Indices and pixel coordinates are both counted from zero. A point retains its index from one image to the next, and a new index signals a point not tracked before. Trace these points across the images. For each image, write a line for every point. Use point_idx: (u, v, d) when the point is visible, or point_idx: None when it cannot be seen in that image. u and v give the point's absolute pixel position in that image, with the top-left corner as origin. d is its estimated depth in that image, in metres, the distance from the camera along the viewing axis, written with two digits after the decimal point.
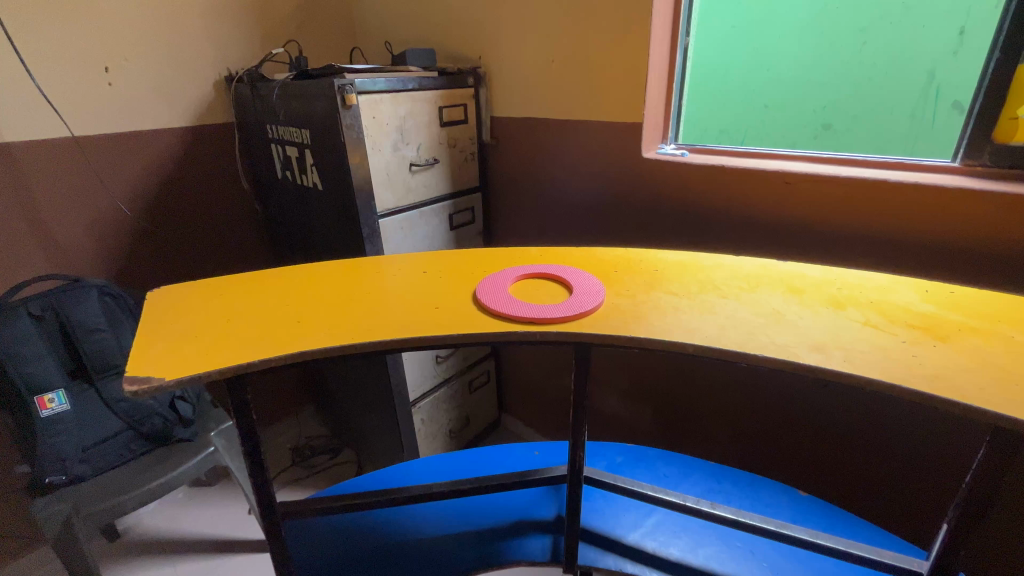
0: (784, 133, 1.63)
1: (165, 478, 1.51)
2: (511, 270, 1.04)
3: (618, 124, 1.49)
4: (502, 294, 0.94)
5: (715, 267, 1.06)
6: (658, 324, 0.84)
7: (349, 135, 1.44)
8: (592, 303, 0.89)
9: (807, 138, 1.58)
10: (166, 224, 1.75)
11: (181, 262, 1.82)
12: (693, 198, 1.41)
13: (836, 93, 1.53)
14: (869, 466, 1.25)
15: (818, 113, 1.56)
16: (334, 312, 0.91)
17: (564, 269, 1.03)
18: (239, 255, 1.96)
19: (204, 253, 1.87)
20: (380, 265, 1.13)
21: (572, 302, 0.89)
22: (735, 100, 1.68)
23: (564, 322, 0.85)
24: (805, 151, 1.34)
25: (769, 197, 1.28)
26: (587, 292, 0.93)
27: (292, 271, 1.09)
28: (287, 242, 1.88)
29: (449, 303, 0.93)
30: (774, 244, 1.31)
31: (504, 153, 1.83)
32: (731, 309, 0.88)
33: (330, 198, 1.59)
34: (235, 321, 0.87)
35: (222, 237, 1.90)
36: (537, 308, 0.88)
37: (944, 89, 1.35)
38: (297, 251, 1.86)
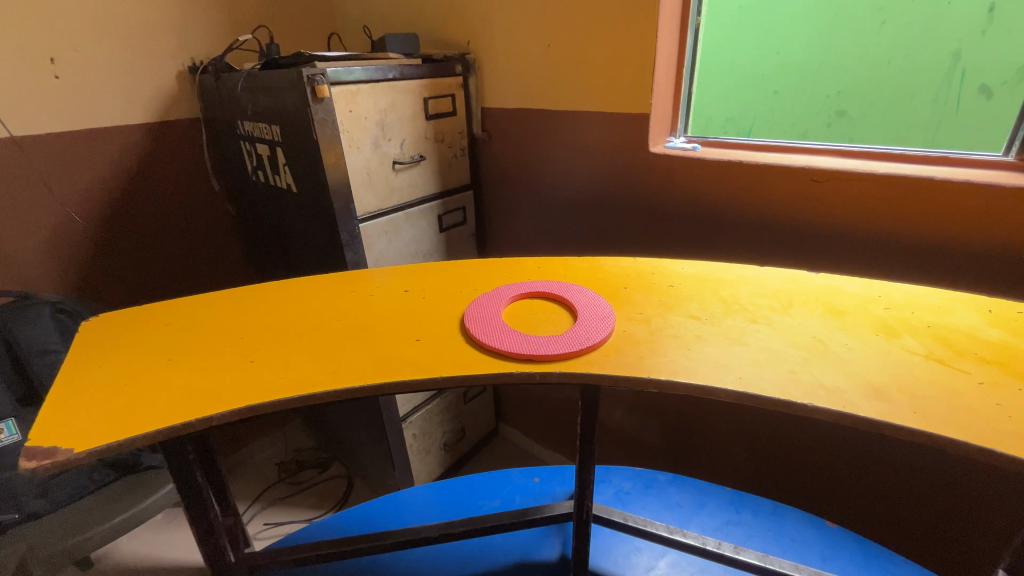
0: (794, 121, 1.47)
1: (137, 509, 1.38)
2: (503, 290, 0.90)
3: (623, 115, 1.34)
4: (493, 322, 0.80)
5: (739, 281, 0.93)
6: (678, 360, 0.70)
7: (323, 131, 1.29)
8: (601, 332, 0.76)
9: (820, 127, 1.44)
10: (128, 231, 1.60)
11: (147, 272, 1.67)
12: (707, 199, 1.27)
13: (849, 79, 1.37)
14: (903, 494, 1.13)
15: (831, 99, 1.41)
16: (295, 347, 0.77)
17: (567, 288, 0.89)
18: (212, 262, 1.81)
19: (172, 261, 1.71)
20: (357, 281, 0.99)
21: (578, 333, 0.75)
22: (743, 83, 1.50)
23: (568, 358, 0.72)
24: (831, 143, 1.20)
25: (796, 197, 1.14)
26: (595, 318, 0.79)
27: (254, 291, 0.95)
28: (263, 247, 1.73)
29: (432, 334, 0.79)
30: (800, 250, 1.17)
31: (497, 148, 1.68)
32: (764, 337, 0.74)
33: (305, 202, 1.44)
34: (175, 364, 0.74)
35: (192, 243, 1.74)
36: (537, 341, 0.74)
37: (971, 71, 1.21)
38: (273, 256, 1.71)
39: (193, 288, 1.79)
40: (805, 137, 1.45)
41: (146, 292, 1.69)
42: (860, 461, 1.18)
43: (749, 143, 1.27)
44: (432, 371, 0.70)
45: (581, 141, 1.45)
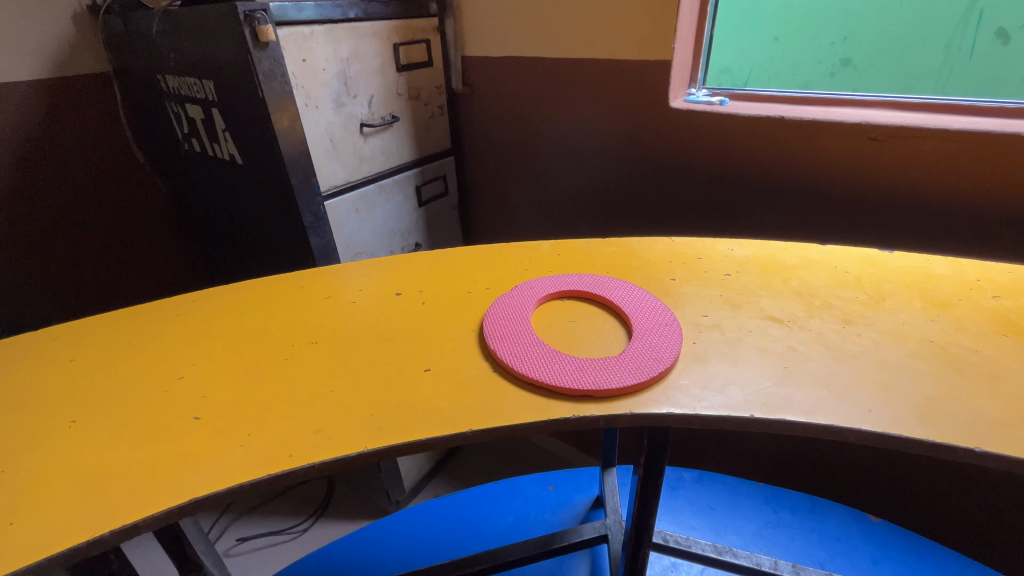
0: (794, 70, 1.15)
1: None
2: (526, 288, 0.71)
3: (638, 63, 1.13)
4: (523, 338, 0.61)
5: (805, 266, 0.77)
6: (780, 385, 0.53)
7: (270, 87, 1.02)
8: (670, 350, 0.57)
9: (820, 78, 1.12)
10: (31, 219, 1.28)
11: (67, 269, 1.37)
12: (739, 160, 1.07)
13: (860, 21, 1.04)
14: (949, 498, 1.02)
15: (834, 47, 1.09)
16: (258, 390, 0.55)
17: (606, 285, 0.71)
18: (149, 252, 1.50)
19: (94, 251, 1.40)
20: (331, 283, 0.77)
21: (642, 353, 0.57)
22: (734, 20, 1.17)
23: (636, 391, 0.53)
24: (875, 94, 1.03)
25: (849, 159, 0.95)
26: (656, 330, 0.61)
27: (196, 305, 0.72)
28: (209, 233, 1.45)
29: (445, 360, 0.59)
30: (846, 220, 1.00)
31: (482, 106, 1.44)
32: (871, 347, 0.59)
33: (257, 177, 1.17)
34: (83, 431, 0.52)
35: (121, 231, 1.43)
36: (590, 366, 0.55)
37: (990, 14, 0.94)
38: (221, 242, 1.43)
39: (128, 284, 1.49)
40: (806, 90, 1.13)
41: (66, 293, 1.39)
42: (895, 464, 1.06)
43: (785, 96, 1.09)
44: (456, 423, 0.50)
45: (586, 95, 1.23)
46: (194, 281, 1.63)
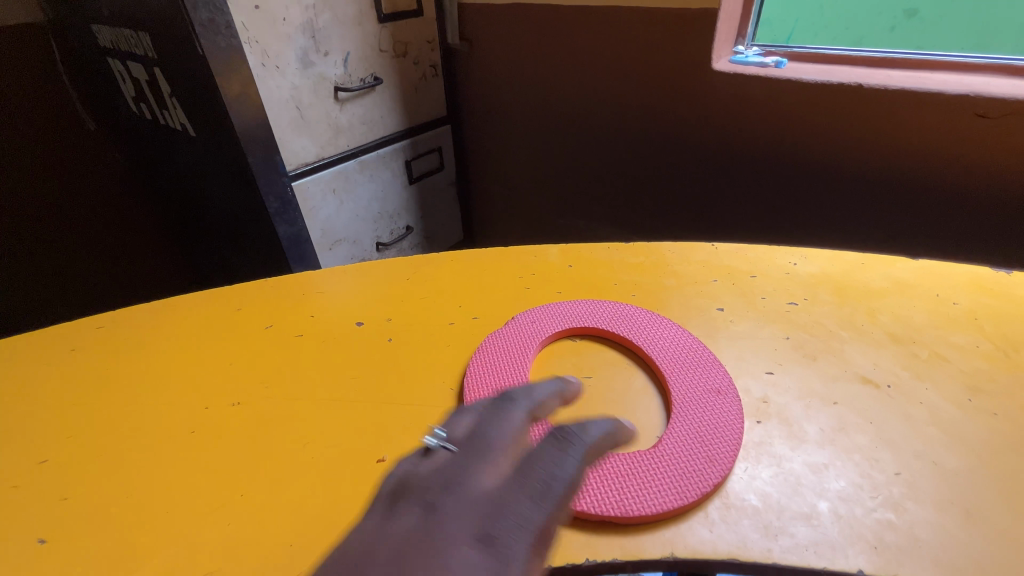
0: (848, 23, 0.90)
1: None
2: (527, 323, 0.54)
3: (675, 13, 0.89)
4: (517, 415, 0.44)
5: (897, 292, 0.58)
6: (898, 511, 0.36)
7: (212, 42, 0.80)
8: (727, 443, 0.40)
9: (878, 32, 0.88)
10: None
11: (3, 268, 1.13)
12: (798, 139, 0.86)
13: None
14: None
15: None
16: (145, 495, 0.40)
17: (631, 321, 0.53)
18: (120, 250, 1.25)
19: (50, 249, 1.16)
20: (276, 304, 0.59)
21: (684, 448, 0.40)
22: None
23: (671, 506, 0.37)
24: (965, 54, 0.80)
25: (947, 142, 0.74)
26: (705, 404, 0.43)
27: (99, 336, 0.56)
28: (185, 224, 1.21)
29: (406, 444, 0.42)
30: (928, 221, 0.80)
31: (483, 65, 1.21)
32: (1018, 440, 0.41)
33: (215, 156, 0.96)
34: None
35: (73, 225, 1.17)
36: (611, 471, 0.38)
37: None
38: (202, 236, 1.19)
39: (87, 286, 1.25)
40: (860, 46, 0.88)
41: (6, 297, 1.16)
42: None
43: (858, 56, 0.86)
44: None
45: (609, 53, 1.01)
46: (179, 283, 1.38)
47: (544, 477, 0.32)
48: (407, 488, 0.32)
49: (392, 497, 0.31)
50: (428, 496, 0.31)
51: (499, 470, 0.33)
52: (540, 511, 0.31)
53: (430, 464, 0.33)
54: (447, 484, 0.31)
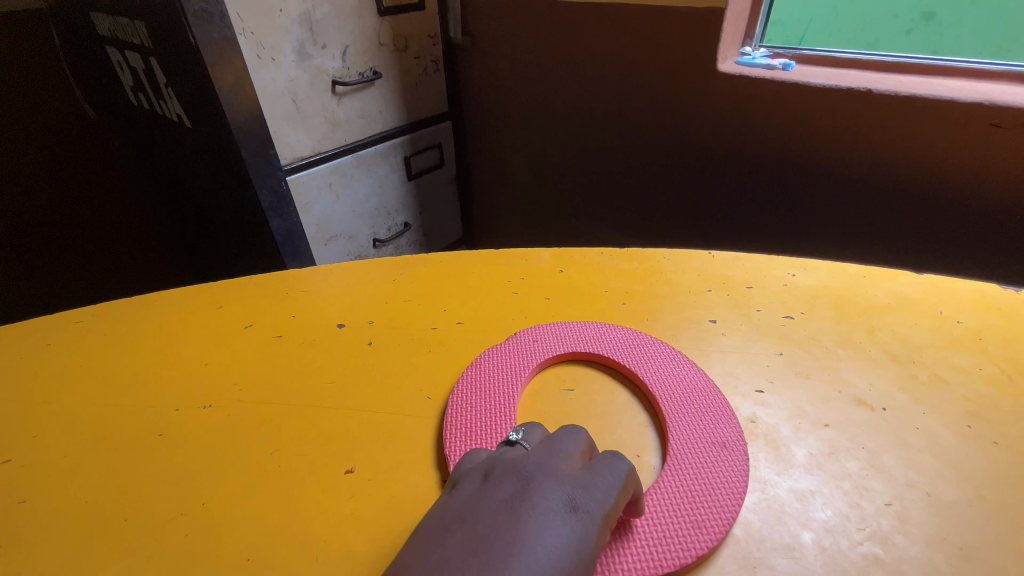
0: (862, 26, 0.86)
1: None
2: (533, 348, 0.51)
3: (681, 12, 0.87)
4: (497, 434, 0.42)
5: (899, 308, 0.55)
6: (885, 546, 0.34)
7: (205, 31, 0.79)
8: (718, 504, 0.36)
9: (893, 35, 0.84)
10: None
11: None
12: (804, 145, 0.83)
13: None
14: None
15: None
16: (106, 500, 0.39)
17: (638, 351, 0.49)
18: (117, 239, 1.25)
19: (46, 237, 1.16)
20: (258, 302, 0.58)
21: (672, 506, 0.36)
22: None
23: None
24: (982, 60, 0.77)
25: (957, 151, 0.71)
26: (704, 455, 0.39)
27: (77, 329, 0.55)
28: (181, 215, 1.20)
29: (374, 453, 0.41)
30: (936, 234, 0.77)
31: (485, 61, 1.19)
32: (1017, 472, 0.39)
33: (210, 148, 0.95)
34: None
35: (70, 212, 1.16)
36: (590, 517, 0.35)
37: None
38: (196, 228, 1.18)
39: (85, 276, 1.25)
40: (875, 50, 0.85)
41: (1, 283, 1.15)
42: None
43: (869, 60, 0.83)
44: None
45: (613, 52, 0.98)
46: (175, 275, 1.37)
47: (608, 488, 0.32)
48: (490, 472, 0.32)
49: (478, 476, 0.32)
50: (507, 482, 0.31)
51: (576, 473, 0.32)
52: (584, 472, 0.32)
53: (514, 453, 0.34)
54: (523, 473, 0.32)
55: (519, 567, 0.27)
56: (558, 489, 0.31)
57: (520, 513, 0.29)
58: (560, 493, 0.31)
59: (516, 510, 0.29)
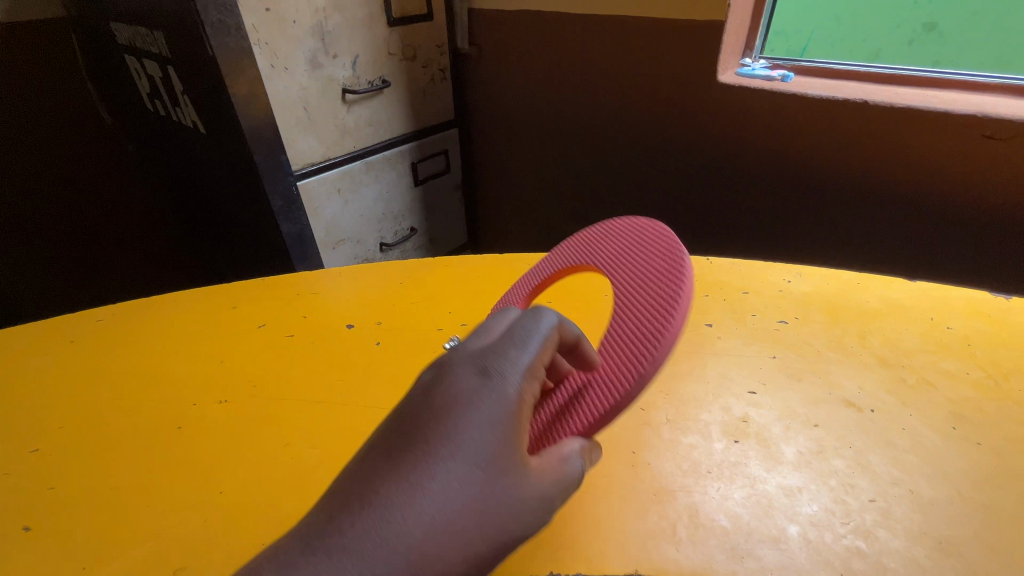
0: (865, 36, 0.88)
1: None
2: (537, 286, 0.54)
3: (682, 25, 0.89)
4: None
5: (890, 314, 0.57)
6: (868, 539, 0.36)
7: (221, 42, 0.82)
8: (652, 327, 0.37)
9: (896, 47, 0.86)
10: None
11: (15, 255, 1.15)
12: (803, 155, 0.85)
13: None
14: None
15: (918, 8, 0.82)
16: (129, 489, 0.41)
17: (586, 241, 0.50)
18: (130, 242, 1.28)
19: (63, 239, 1.19)
20: (271, 303, 0.60)
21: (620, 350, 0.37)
22: None
23: (626, 566, 0.35)
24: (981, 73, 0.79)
25: (951, 162, 0.73)
26: (641, 291, 0.40)
27: (99, 328, 0.57)
28: (193, 219, 1.23)
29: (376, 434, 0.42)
30: (932, 243, 0.78)
31: (491, 70, 1.21)
32: (998, 471, 0.40)
33: (223, 153, 0.98)
34: None
35: (86, 215, 1.19)
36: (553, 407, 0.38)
37: None
38: (208, 231, 1.21)
39: (99, 277, 1.28)
40: (875, 61, 0.87)
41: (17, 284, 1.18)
42: None
43: (866, 72, 0.85)
44: None
45: (616, 63, 1.01)
46: (186, 277, 1.40)
47: (523, 341, 0.32)
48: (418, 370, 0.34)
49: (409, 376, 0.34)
50: (428, 373, 0.32)
51: (491, 341, 0.33)
52: (499, 336, 0.33)
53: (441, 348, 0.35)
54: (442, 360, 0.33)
55: (434, 439, 0.28)
56: (471, 361, 0.31)
57: (432, 391, 0.30)
58: (472, 364, 0.31)
59: (432, 391, 0.30)
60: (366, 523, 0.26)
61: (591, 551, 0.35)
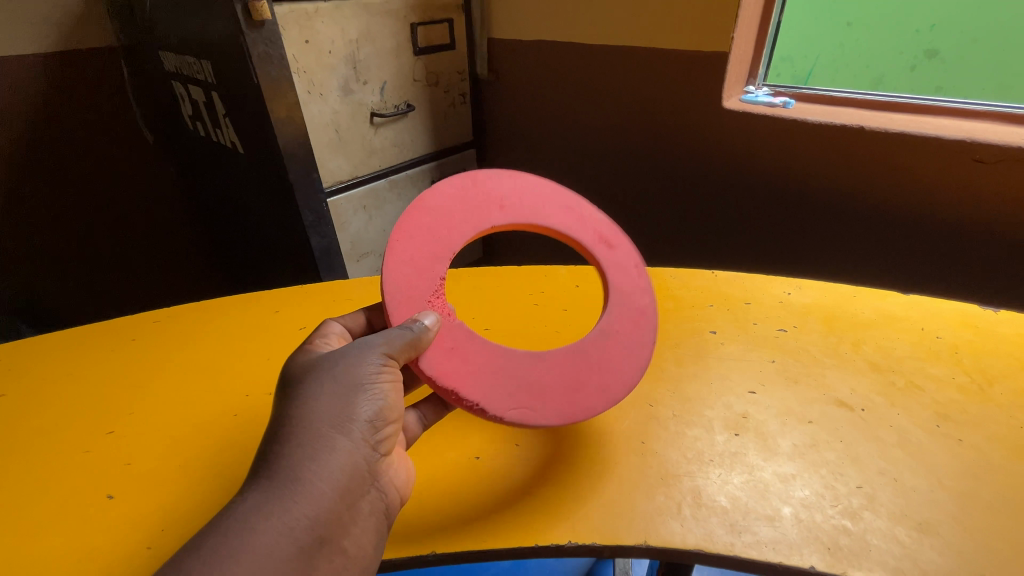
0: (869, 61, 0.93)
1: None
2: (635, 276, 0.53)
3: (690, 56, 0.95)
4: (575, 401, 0.44)
5: (882, 324, 0.61)
6: (853, 519, 0.40)
7: (265, 71, 0.90)
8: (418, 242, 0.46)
9: (898, 71, 0.91)
10: (37, 216, 1.15)
11: (61, 266, 1.22)
12: (804, 177, 0.90)
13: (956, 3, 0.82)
14: None
15: (919, 36, 0.87)
16: (196, 466, 0.47)
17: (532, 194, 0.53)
18: (163, 252, 1.36)
19: (104, 250, 1.27)
20: (309, 308, 0.66)
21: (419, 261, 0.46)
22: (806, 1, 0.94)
23: (638, 537, 0.39)
24: (977, 99, 0.84)
25: (944, 185, 0.77)
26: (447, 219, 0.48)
27: (157, 328, 0.63)
28: (225, 232, 1.31)
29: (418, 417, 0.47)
30: (928, 260, 0.83)
31: (508, 95, 1.29)
32: (977, 464, 0.44)
33: (261, 173, 1.06)
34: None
35: (128, 227, 1.28)
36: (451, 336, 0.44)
37: None
38: (240, 244, 1.29)
39: (137, 286, 1.36)
40: (877, 88, 0.92)
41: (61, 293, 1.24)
42: None
43: (864, 100, 0.90)
44: (416, 539, 0.40)
45: (627, 89, 1.07)
46: (215, 287, 1.48)
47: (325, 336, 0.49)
48: None
49: None
50: None
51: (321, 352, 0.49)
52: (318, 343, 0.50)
53: None
54: None
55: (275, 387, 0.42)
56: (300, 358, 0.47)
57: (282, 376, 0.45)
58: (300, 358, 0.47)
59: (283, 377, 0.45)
60: (281, 442, 0.36)
61: (606, 526, 0.40)
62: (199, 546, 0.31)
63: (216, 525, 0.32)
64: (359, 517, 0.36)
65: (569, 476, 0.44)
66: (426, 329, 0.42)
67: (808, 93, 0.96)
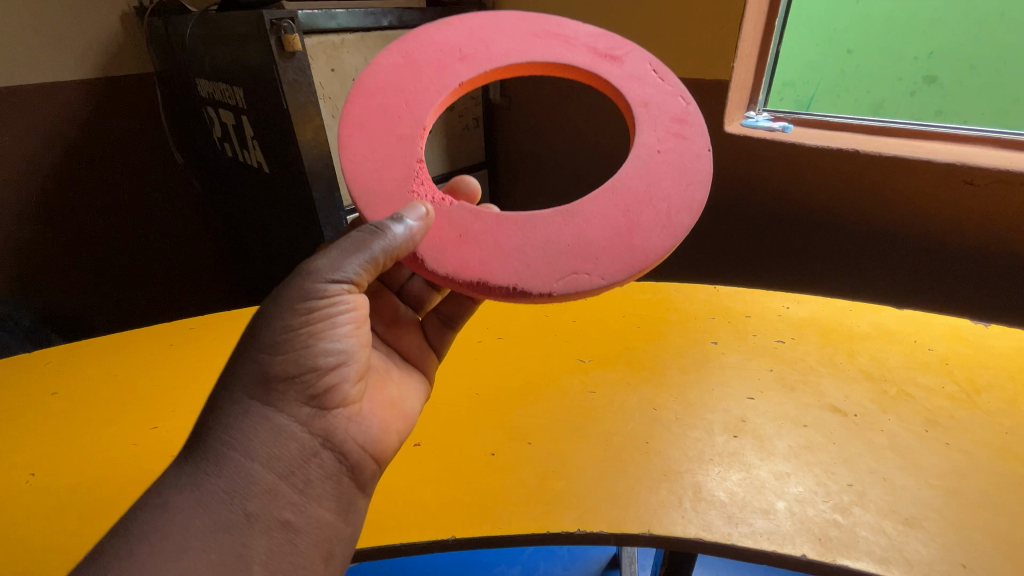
0: (869, 87, 0.97)
1: None
2: (656, 82, 0.50)
3: (693, 84, 1.01)
4: (633, 247, 0.44)
5: (878, 336, 0.64)
6: (843, 512, 0.43)
7: (294, 97, 0.96)
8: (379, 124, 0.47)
9: (899, 96, 0.95)
10: (74, 230, 1.21)
11: (95, 279, 1.28)
12: (805, 198, 0.93)
13: (945, 36, 0.88)
14: None
15: (918, 63, 0.91)
16: None
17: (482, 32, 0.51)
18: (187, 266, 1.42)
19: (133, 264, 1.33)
20: None
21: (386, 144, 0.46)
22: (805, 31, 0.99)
23: (643, 527, 0.42)
24: (972, 125, 0.88)
25: (939, 207, 0.81)
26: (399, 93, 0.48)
27: (191, 333, 0.68)
28: (247, 247, 1.36)
29: (435, 339, 0.56)
30: (926, 277, 0.86)
31: (519, 118, 1.34)
32: (963, 465, 0.47)
33: (285, 191, 1.11)
34: (52, 491, 0.49)
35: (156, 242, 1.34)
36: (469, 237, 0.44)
37: None
38: (261, 258, 1.35)
39: (162, 298, 1.41)
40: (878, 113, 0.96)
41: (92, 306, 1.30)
42: None
43: (861, 124, 0.94)
44: (436, 524, 0.44)
45: None
46: (235, 299, 1.53)
47: None
48: None
49: None
50: None
51: None
52: None
53: None
54: None
55: None
56: None
57: None
58: None
59: None
60: (217, 411, 0.39)
61: (613, 516, 0.43)
62: (133, 522, 0.34)
63: (151, 500, 0.36)
64: (301, 479, 0.39)
65: (577, 471, 0.47)
66: (390, 234, 0.41)
67: (809, 117, 1.00)
